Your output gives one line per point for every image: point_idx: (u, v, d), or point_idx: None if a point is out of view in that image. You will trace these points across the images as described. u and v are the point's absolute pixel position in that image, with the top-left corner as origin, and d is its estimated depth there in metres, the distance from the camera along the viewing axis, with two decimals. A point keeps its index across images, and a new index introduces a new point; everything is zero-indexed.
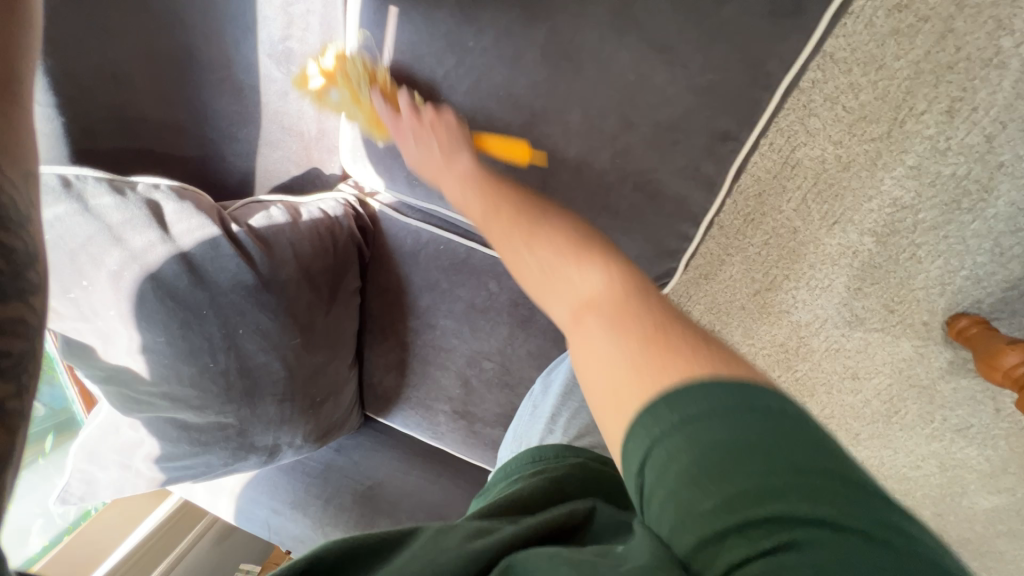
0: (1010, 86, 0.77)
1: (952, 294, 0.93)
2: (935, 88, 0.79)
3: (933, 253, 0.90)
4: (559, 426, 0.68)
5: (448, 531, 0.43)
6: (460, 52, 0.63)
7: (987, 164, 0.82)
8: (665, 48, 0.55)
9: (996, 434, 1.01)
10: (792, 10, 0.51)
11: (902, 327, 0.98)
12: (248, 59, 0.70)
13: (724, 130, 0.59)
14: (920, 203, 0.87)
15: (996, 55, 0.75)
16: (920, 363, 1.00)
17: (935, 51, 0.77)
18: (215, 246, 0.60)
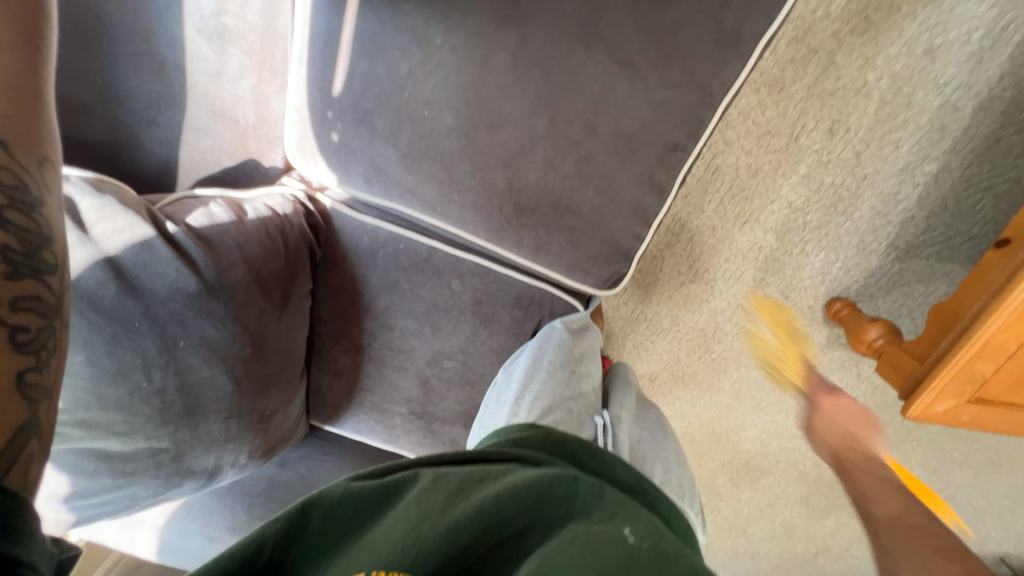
0: (873, 113, 0.95)
1: (830, 282, 1.12)
2: (821, 110, 0.96)
3: (819, 249, 1.08)
4: (524, 407, 0.67)
5: (435, 490, 0.41)
6: (426, 49, 0.62)
7: (857, 175, 1.00)
8: (627, 63, 0.60)
9: (859, 394, 1.23)
10: (733, 40, 0.58)
11: (794, 311, 1.15)
12: (172, 33, 0.62)
13: (674, 142, 0.65)
14: (810, 206, 1.04)
15: (863, 87, 0.93)
16: (807, 340, 1.18)
17: (822, 79, 0.93)
18: (149, 248, 0.53)
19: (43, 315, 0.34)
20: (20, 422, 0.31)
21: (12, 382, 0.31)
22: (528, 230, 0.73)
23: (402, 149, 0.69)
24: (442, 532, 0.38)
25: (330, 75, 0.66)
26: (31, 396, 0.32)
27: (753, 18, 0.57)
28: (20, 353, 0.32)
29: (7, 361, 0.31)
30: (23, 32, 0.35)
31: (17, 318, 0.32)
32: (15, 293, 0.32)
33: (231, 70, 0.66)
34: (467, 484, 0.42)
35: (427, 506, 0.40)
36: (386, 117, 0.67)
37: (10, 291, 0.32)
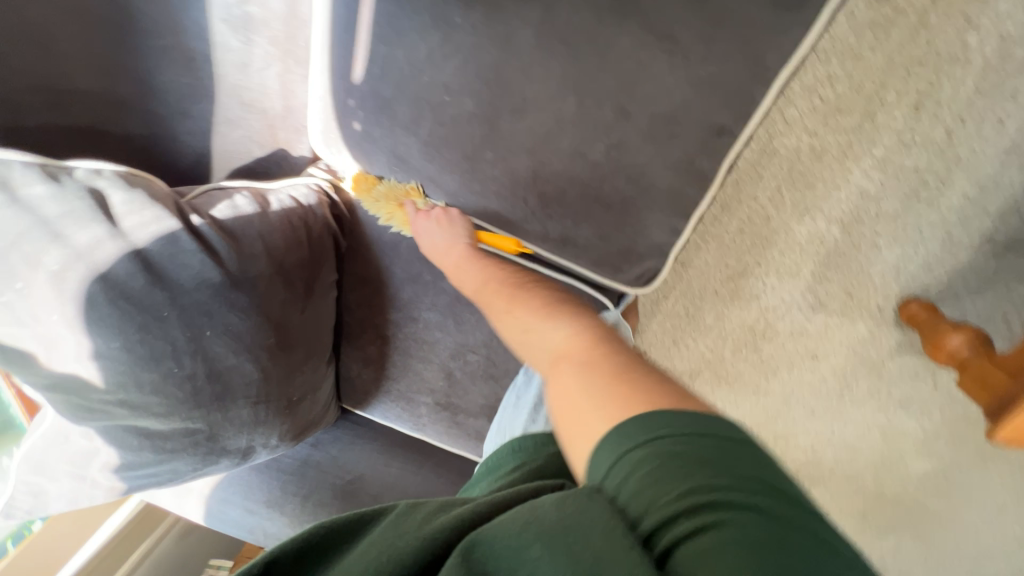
0: (973, 83, 0.80)
1: (905, 280, 0.98)
2: (905, 81, 0.82)
3: (892, 242, 0.95)
4: (542, 415, 0.65)
5: (416, 509, 0.41)
6: (447, 30, 0.58)
7: (946, 157, 0.86)
8: (666, 37, 0.53)
9: (933, 405, 1.09)
10: (796, 2, 0.50)
11: (859, 311, 1.03)
12: (199, 23, 0.62)
13: (720, 125, 0.57)
14: (884, 193, 0.91)
15: (961, 52, 0.78)
16: (872, 343, 1.06)
17: (908, 45, 0.80)
18: (175, 241, 0.54)
19: None
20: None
21: None
22: (554, 222, 0.69)
23: (423, 138, 0.66)
24: (416, 544, 0.37)
25: (350, 61, 0.64)
26: None
27: None
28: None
29: None
30: None
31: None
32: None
33: (257, 60, 0.68)
34: (448, 503, 0.41)
35: (406, 524, 0.39)
36: (406, 104, 0.64)
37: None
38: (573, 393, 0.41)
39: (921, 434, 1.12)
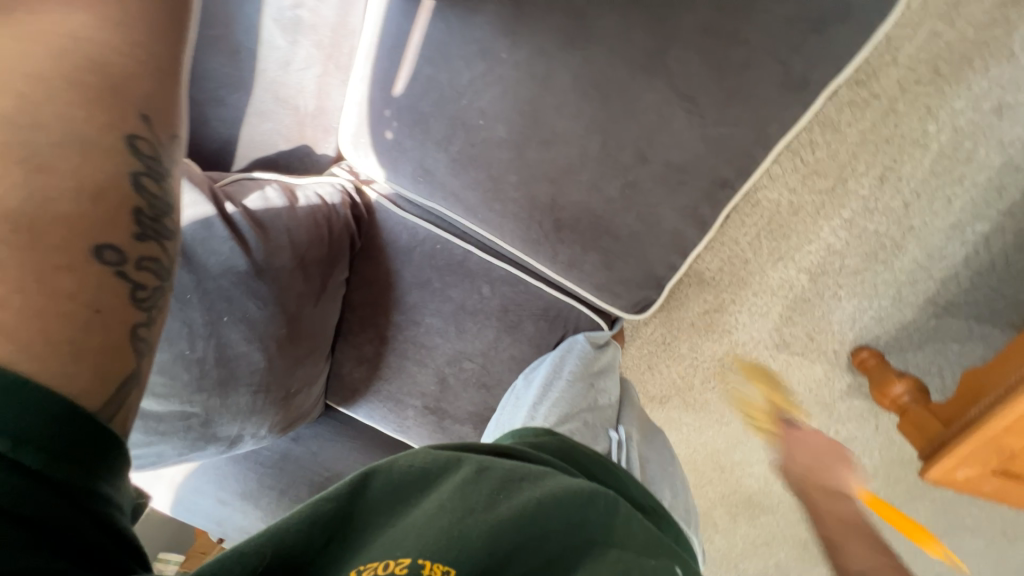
0: (929, 165, 0.92)
1: (859, 329, 1.09)
2: (873, 155, 0.94)
3: (852, 294, 1.06)
4: (540, 413, 0.68)
5: (479, 481, 0.42)
6: (491, 62, 0.63)
7: (902, 226, 0.98)
8: (688, 97, 0.60)
9: (873, 445, 1.20)
10: (800, 84, 0.58)
11: (818, 354, 1.13)
12: (251, 21, 0.64)
13: (724, 178, 0.64)
14: (848, 250, 1.02)
15: (923, 137, 0.91)
16: (827, 384, 1.16)
17: (879, 125, 0.91)
18: (208, 226, 0.56)
19: (159, 275, 0.33)
20: (125, 375, 0.30)
21: (126, 334, 0.31)
22: (564, 246, 0.74)
23: (452, 154, 0.70)
24: (487, 533, 0.38)
25: (393, 76, 0.68)
26: (138, 347, 0.31)
27: (823, 65, 0.57)
28: (133, 308, 0.31)
29: (122, 312, 0.31)
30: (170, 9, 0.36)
31: (135, 279, 0.32)
32: (139, 253, 0.32)
33: (300, 60, 0.69)
34: (509, 482, 0.43)
35: (472, 499, 0.40)
36: (441, 121, 0.68)
37: (134, 252, 0.32)
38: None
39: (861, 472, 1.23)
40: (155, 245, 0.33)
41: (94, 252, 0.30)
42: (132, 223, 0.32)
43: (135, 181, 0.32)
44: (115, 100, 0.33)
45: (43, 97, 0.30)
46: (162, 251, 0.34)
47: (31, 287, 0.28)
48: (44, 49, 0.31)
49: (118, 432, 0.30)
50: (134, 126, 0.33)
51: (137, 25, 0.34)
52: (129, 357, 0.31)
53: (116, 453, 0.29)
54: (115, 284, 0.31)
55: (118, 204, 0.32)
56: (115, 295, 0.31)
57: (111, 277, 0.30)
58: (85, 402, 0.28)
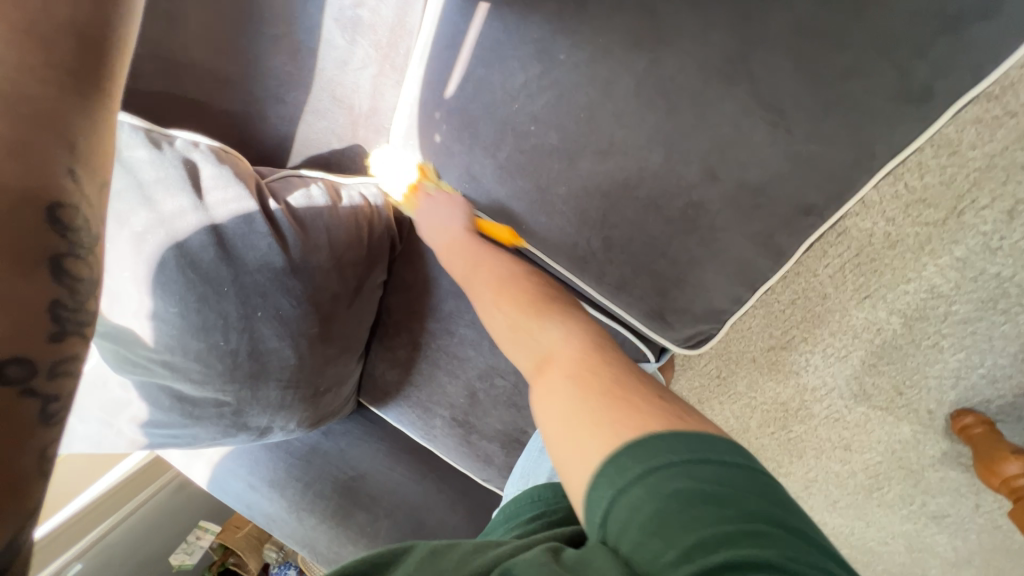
0: None
1: (964, 389, 0.91)
2: (1002, 185, 0.78)
3: (957, 347, 0.89)
4: None
5: (447, 551, 0.35)
6: (548, 63, 0.58)
7: None
8: (773, 107, 0.51)
9: (969, 527, 1.00)
10: (920, 96, 0.48)
11: (907, 411, 0.97)
12: (313, 21, 0.66)
13: (810, 204, 0.55)
14: (957, 295, 0.86)
15: None
16: (914, 448, 0.99)
17: (1014, 148, 0.75)
18: (249, 221, 0.56)
19: None
20: None
21: None
22: (612, 267, 0.67)
23: (499, 162, 0.66)
24: None
25: (446, 77, 0.66)
26: None
27: (951, 75, 0.46)
28: None
29: None
30: None
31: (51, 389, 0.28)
32: (55, 359, 0.28)
33: (357, 60, 0.70)
34: (484, 545, 0.36)
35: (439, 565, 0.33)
36: (491, 126, 0.65)
37: (50, 356, 0.28)
38: (559, 402, 0.39)
39: (952, 556, 1.03)
40: None
41: None
42: (46, 324, 0.28)
43: None
44: None
45: None
46: None
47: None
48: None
49: None
50: None
51: None
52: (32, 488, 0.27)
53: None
54: None
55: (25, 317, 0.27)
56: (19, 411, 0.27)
57: (16, 397, 0.27)
58: None
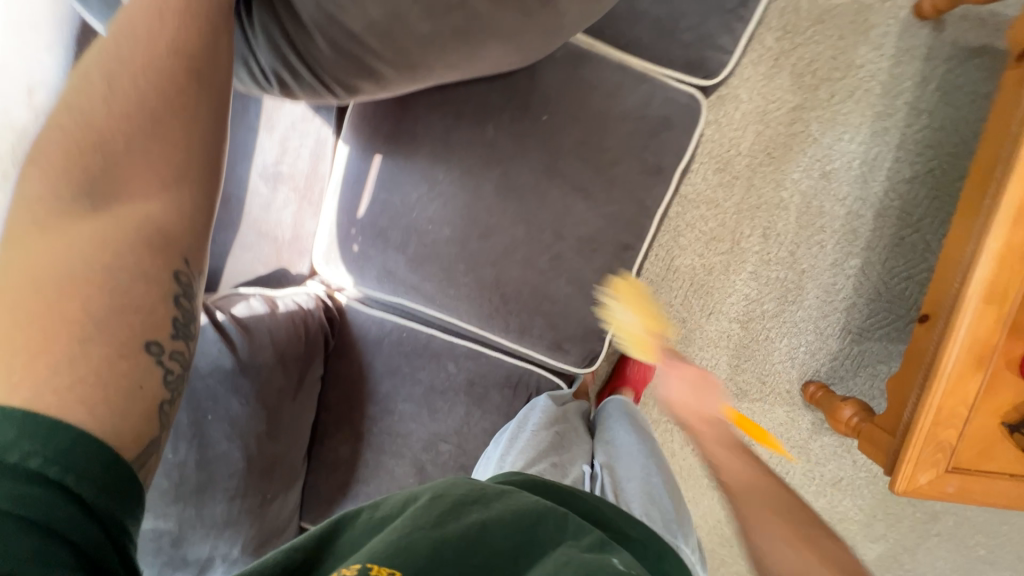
0: (792, 221, 1.33)
1: (801, 367, 1.43)
2: (752, 221, 1.34)
3: (783, 335, 1.41)
4: (508, 461, 0.76)
5: (436, 503, 0.48)
6: (432, 182, 0.82)
7: (795, 270, 1.36)
8: (582, 188, 0.80)
9: (860, 483, 1.53)
10: (656, 170, 0.80)
11: (774, 398, 1.46)
12: (240, 177, 0.83)
13: (626, 243, 0.83)
14: (762, 297, 1.38)
15: (780, 202, 1.32)
16: (795, 425, 1.48)
17: (747, 197, 1.32)
18: (200, 332, 0.65)
19: (183, 364, 0.43)
20: (151, 437, 0.39)
21: (155, 407, 0.40)
22: (513, 315, 0.86)
23: (409, 255, 0.86)
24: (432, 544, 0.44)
25: (357, 202, 0.86)
26: (162, 420, 0.40)
27: (668, 156, 0.79)
28: (162, 388, 0.41)
29: (155, 392, 0.40)
30: (207, 163, 0.46)
31: (168, 366, 0.42)
32: (173, 348, 0.42)
33: (279, 202, 0.88)
34: (463, 503, 0.49)
35: (419, 521, 0.46)
36: (397, 231, 0.85)
37: (170, 346, 0.42)
38: None
39: (858, 516, 1.55)
40: (183, 342, 0.43)
41: (144, 346, 0.40)
42: (169, 325, 0.42)
43: (175, 301, 0.42)
44: (165, 252, 0.43)
45: (122, 263, 0.41)
46: (187, 346, 0.43)
47: (101, 373, 0.37)
48: (110, 234, 0.41)
49: (140, 475, 0.38)
50: (178, 267, 0.43)
51: (180, 194, 0.45)
52: (151, 422, 0.39)
53: (135, 495, 0.37)
54: (152, 367, 0.40)
55: (158, 311, 0.41)
56: (155, 381, 0.40)
57: (149, 362, 0.40)
58: (127, 451, 0.37)
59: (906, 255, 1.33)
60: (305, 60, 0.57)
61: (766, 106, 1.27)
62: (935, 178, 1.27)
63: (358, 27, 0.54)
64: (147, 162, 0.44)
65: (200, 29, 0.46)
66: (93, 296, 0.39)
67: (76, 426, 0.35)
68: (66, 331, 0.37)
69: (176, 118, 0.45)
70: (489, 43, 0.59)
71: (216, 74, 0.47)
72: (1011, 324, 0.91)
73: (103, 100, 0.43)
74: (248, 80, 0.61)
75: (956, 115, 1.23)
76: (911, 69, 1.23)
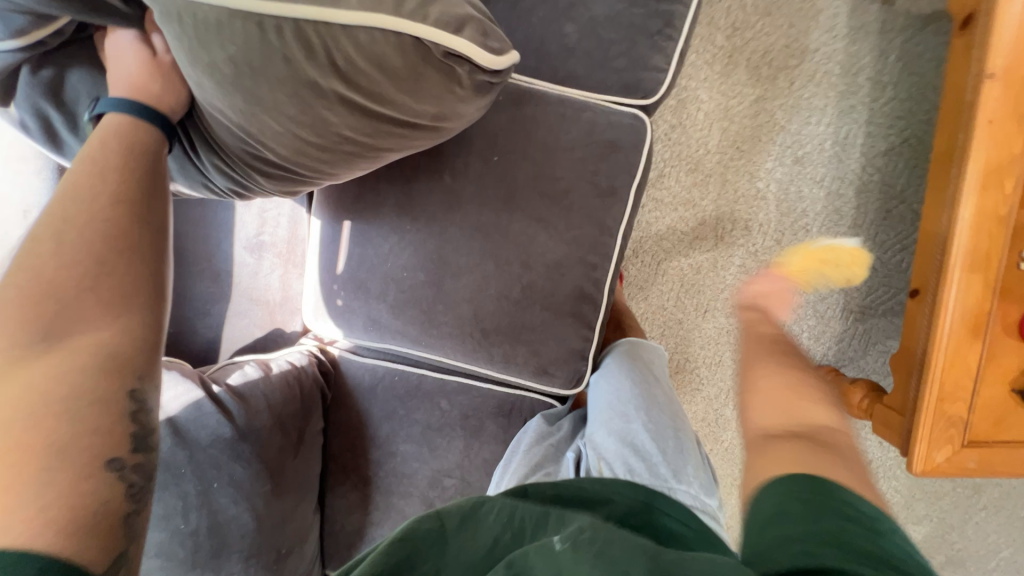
0: (772, 210, 1.33)
1: (806, 352, 1.40)
2: (732, 216, 1.34)
3: None
4: (505, 482, 0.85)
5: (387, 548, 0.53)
6: (401, 233, 0.87)
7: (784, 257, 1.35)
8: (542, 219, 0.83)
9: (890, 464, 1.48)
10: (611, 192, 0.82)
11: None
12: (226, 252, 0.90)
13: (593, 264, 0.86)
14: None
15: (758, 194, 1.32)
16: None
17: (723, 193, 1.33)
18: (198, 406, 0.70)
19: (145, 477, 0.49)
20: (118, 551, 0.45)
21: (122, 524, 0.46)
22: (496, 346, 0.89)
23: (390, 303, 0.90)
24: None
25: (335, 260, 0.91)
26: (129, 535, 0.46)
27: (621, 177, 0.82)
28: (127, 501, 0.47)
29: (120, 507, 0.46)
30: (157, 293, 0.54)
31: (129, 479, 0.48)
32: (132, 461, 0.48)
33: (264, 268, 0.93)
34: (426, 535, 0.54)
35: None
36: (375, 282, 0.89)
37: (129, 461, 0.48)
38: None
39: (897, 498, 1.49)
40: (142, 454, 0.49)
41: (104, 464, 0.46)
42: (128, 439, 0.48)
43: (133, 416, 0.49)
44: (119, 371, 0.49)
45: (75, 388, 0.47)
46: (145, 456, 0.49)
47: (64, 494, 0.43)
48: (66, 368, 0.47)
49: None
50: (132, 383, 0.50)
51: (131, 322, 0.51)
52: (119, 540, 0.45)
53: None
54: (115, 484, 0.46)
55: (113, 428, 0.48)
56: (116, 495, 0.46)
57: (110, 479, 0.46)
58: (93, 567, 0.42)
59: (896, 227, 1.31)
60: (246, 185, 0.68)
61: (727, 103, 1.28)
62: (912, 148, 1.26)
63: (277, 159, 0.62)
64: (95, 298, 0.51)
65: (138, 175, 0.56)
66: (51, 424, 0.45)
67: (49, 555, 0.40)
68: (30, 465, 0.43)
69: (122, 260, 0.53)
70: (390, 154, 0.66)
71: (156, 206, 0.57)
72: (1000, 287, 0.90)
73: (50, 256, 0.51)
74: (212, 196, 0.73)
75: (922, 82, 1.23)
76: (868, 45, 1.23)
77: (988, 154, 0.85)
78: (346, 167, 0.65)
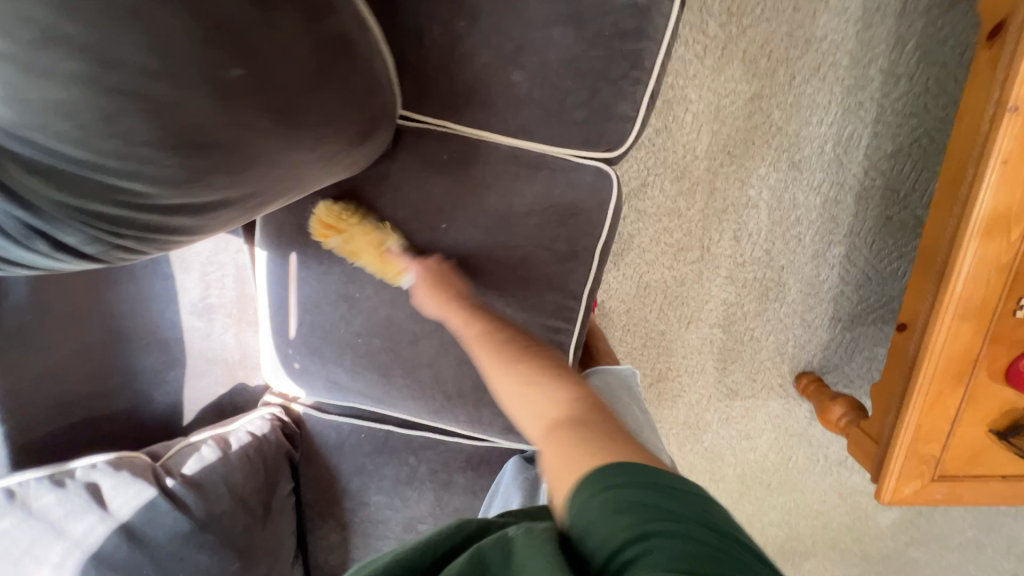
0: (764, 218, 1.23)
1: (791, 358, 1.35)
2: (720, 225, 1.24)
3: (768, 334, 1.33)
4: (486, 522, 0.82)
5: None
6: (352, 301, 0.82)
7: (773, 268, 1.27)
8: (501, 287, 0.78)
9: None
10: (573, 256, 0.76)
11: (767, 391, 1.38)
12: (172, 321, 0.86)
13: (555, 327, 0.80)
14: (741, 299, 1.30)
15: (748, 201, 1.22)
16: (790, 415, 1.40)
17: (711, 202, 1.22)
18: (152, 506, 0.72)
19: None
20: None
21: None
22: (460, 408, 0.87)
23: (348, 366, 0.86)
24: None
25: (286, 324, 0.87)
26: None
27: (584, 239, 0.75)
28: None
29: None
30: None
31: None
32: None
33: (217, 329, 0.90)
34: None
35: None
36: (330, 347, 0.86)
37: None
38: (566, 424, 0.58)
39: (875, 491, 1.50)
40: None
41: None
42: None
43: None
44: None
45: None
46: None
47: None
48: None
49: None
50: None
51: None
52: None
53: None
54: None
55: None
56: None
57: None
58: None
59: (896, 234, 1.22)
60: (4, 185, 0.44)
61: (719, 102, 1.15)
62: (922, 148, 1.14)
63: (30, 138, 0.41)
64: None
65: None
66: None
67: None
68: None
69: None
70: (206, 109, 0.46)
71: None
72: (991, 335, 0.85)
73: None
74: None
75: (942, 73, 1.09)
76: (883, 31, 1.08)
77: (998, 199, 0.77)
78: (117, 129, 0.42)
